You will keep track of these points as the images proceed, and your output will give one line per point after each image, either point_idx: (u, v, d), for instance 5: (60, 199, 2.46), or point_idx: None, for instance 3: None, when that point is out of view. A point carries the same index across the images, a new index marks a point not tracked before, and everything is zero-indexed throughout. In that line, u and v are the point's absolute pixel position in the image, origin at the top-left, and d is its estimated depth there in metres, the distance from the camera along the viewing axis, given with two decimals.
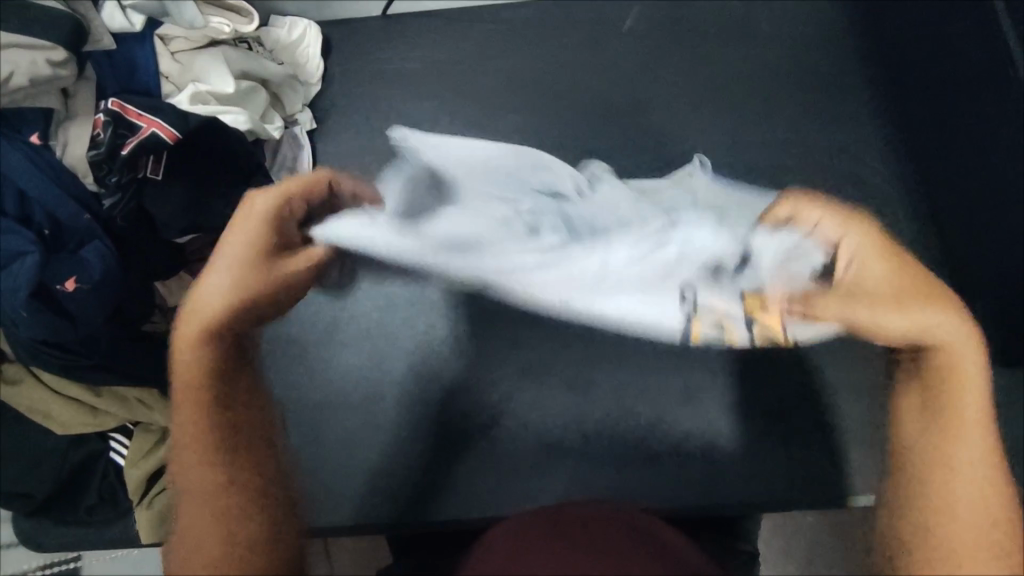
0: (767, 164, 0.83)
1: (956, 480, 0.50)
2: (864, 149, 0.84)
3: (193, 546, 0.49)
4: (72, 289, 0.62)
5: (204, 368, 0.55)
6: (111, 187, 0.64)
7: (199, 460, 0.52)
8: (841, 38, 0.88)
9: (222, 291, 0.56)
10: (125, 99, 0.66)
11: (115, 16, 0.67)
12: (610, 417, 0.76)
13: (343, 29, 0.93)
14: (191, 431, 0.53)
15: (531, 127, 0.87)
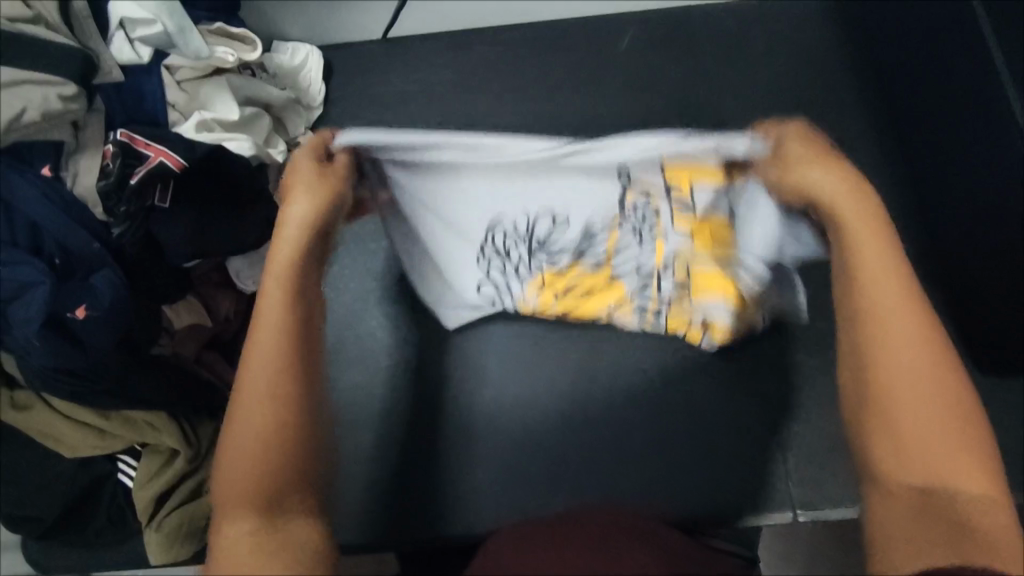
0: None
1: (907, 377, 0.48)
2: None
3: (244, 437, 0.47)
4: (83, 317, 0.63)
5: (293, 258, 0.54)
6: (120, 217, 0.65)
7: (271, 344, 0.50)
8: None
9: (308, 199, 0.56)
10: (134, 129, 0.67)
11: (123, 49, 0.67)
12: None
13: (345, 54, 0.95)
14: (275, 315, 0.51)
15: None
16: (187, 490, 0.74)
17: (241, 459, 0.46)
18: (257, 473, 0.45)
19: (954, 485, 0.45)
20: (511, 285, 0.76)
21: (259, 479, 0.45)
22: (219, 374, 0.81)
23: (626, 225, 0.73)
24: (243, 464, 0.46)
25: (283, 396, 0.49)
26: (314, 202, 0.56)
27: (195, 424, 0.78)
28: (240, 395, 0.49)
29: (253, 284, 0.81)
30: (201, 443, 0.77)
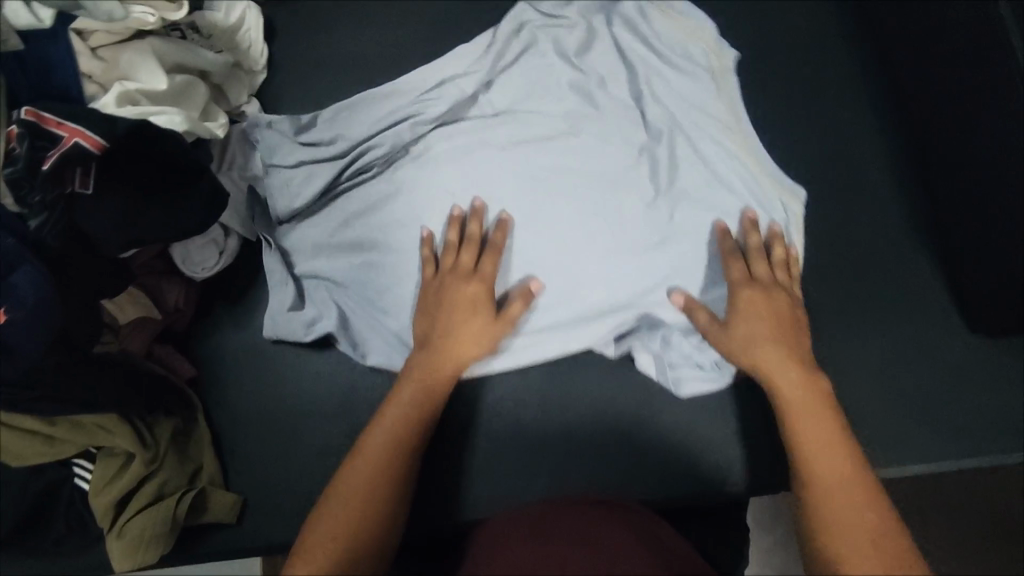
0: (746, 134, 0.81)
1: (834, 505, 0.56)
2: (828, 116, 0.86)
3: (344, 510, 0.58)
4: (4, 321, 0.57)
5: (429, 392, 0.68)
6: (35, 207, 0.58)
7: (387, 446, 0.63)
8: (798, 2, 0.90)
9: (455, 336, 0.70)
10: (41, 106, 0.59)
11: (18, 12, 0.58)
12: (586, 420, 0.78)
13: (289, 12, 0.91)
14: (396, 428, 0.65)
15: (514, 94, 0.81)
16: (148, 493, 0.70)
17: (333, 527, 0.57)
18: (338, 547, 0.56)
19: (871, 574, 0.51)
20: (345, 141, 0.82)
21: (334, 555, 0.55)
22: (173, 366, 0.77)
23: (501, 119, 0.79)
24: (331, 529, 0.57)
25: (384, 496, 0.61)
26: (457, 335, 0.70)
27: (151, 422, 0.73)
28: (348, 479, 0.61)
29: (202, 269, 0.76)
30: (159, 445, 0.72)
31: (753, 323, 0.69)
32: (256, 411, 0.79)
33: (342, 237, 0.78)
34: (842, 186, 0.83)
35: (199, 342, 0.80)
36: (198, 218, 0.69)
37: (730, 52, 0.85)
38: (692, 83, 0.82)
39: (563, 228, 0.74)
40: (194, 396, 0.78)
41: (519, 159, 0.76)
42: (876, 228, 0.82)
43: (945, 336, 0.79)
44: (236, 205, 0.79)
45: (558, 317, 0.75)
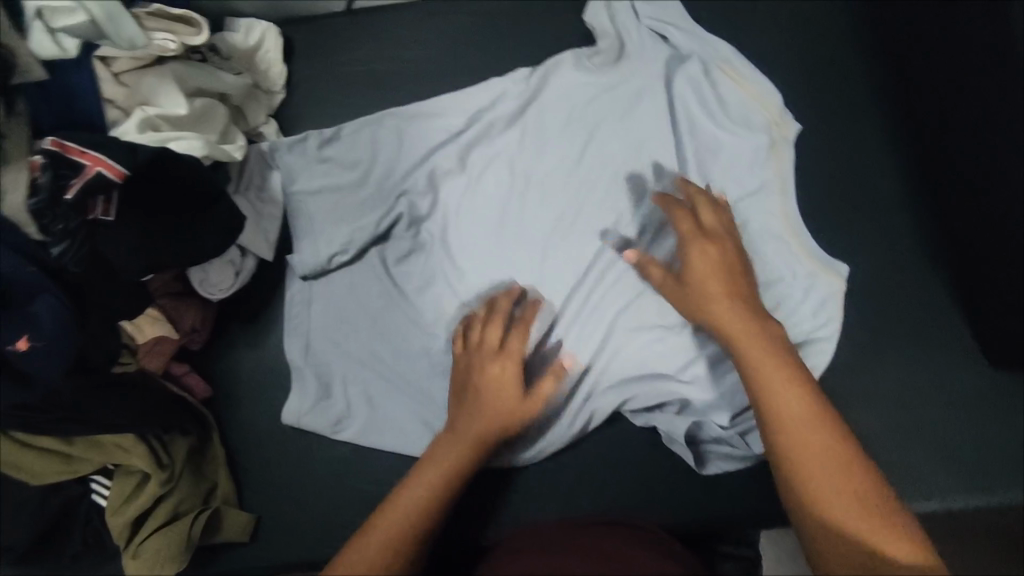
0: (765, 171, 0.82)
1: (817, 481, 0.56)
2: (845, 142, 0.85)
3: (398, 522, 0.61)
4: (24, 349, 0.58)
5: (474, 444, 0.69)
6: (57, 235, 0.59)
7: (427, 489, 0.65)
8: (818, 24, 0.89)
9: (498, 400, 0.71)
10: (64, 135, 0.60)
11: (43, 42, 0.59)
12: (597, 449, 0.78)
13: (308, 33, 0.91)
14: (441, 474, 0.66)
15: (537, 136, 0.84)
16: (164, 512, 0.71)
17: (383, 537, 0.60)
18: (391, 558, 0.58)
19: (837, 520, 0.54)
20: (370, 180, 0.83)
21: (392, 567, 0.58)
22: (189, 386, 0.78)
23: (526, 166, 0.83)
24: (381, 537, 0.60)
25: (427, 529, 0.62)
26: (496, 403, 0.70)
27: (167, 441, 0.74)
28: (400, 506, 0.62)
29: (217, 290, 0.77)
30: (175, 464, 0.73)
31: (705, 285, 0.72)
32: (268, 432, 0.80)
33: (375, 311, 0.80)
34: (859, 214, 0.83)
35: (214, 360, 0.81)
36: (215, 242, 0.70)
37: (793, 123, 0.84)
38: (746, 152, 0.82)
39: (598, 304, 0.79)
40: (208, 415, 0.78)
41: (554, 215, 0.81)
42: (893, 258, 0.81)
43: (961, 369, 0.77)
44: (254, 226, 0.80)
45: (591, 404, 0.77)
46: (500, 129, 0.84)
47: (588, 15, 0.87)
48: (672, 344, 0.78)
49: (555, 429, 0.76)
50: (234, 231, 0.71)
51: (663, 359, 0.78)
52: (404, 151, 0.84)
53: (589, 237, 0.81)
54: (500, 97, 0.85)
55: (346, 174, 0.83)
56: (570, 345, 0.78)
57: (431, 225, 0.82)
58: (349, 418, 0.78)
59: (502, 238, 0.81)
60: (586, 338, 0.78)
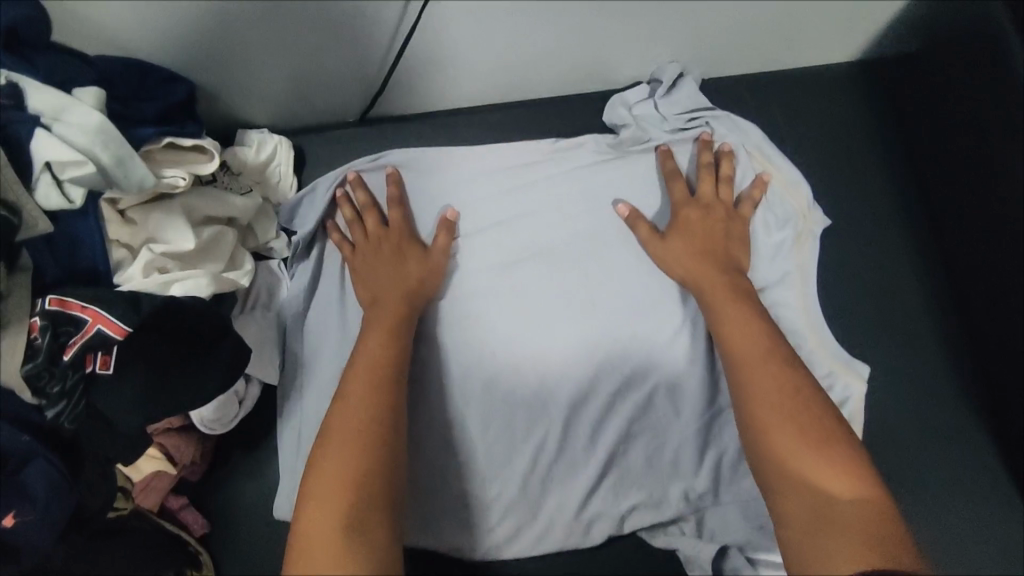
0: (787, 261, 0.79)
1: (771, 425, 0.61)
2: (866, 248, 0.84)
3: (354, 406, 0.63)
4: (11, 524, 0.55)
5: (397, 322, 0.71)
6: (52, 397, 0.56)
7: (372, 360, 0.67)
8: (836, 137, 0.88)
9: (418, 272, 0.75)
10: (66, 290, 0.58)
11: (49, 193, 0.58)
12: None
13: (321, 143, 0.90)
14: (377, 345, 0.69)
15: (555, 222, 0.80)
16: None
17: (348, 424, 0.62)
18: (359, 436, 0.61)
19: (788, 460, 0.59)
20: None
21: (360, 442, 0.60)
22: (186, 523, 0.75)
23: (539, 250, 0.80)
24: (348, 424, 0.62)
25: (383, 398, 0.64)
26: (400, 262, 0.75)
27: None
28: (350, 387, 0.65)
29: (222, 424, 0.73)
30: None
31: (670, 241, 0.75)
32: (268, 570, 0.75)
33: None
34: (878, 320, 0.82)
35: (213, 491, 0.77)
36: (218, 377, 0.66)
37: (819, 217, 0.81)
38: (769, 243, 0.79)
39: (604, 393, 0.75)
40: (205, 556, 0.74)
41: (565, 290, 0.78)
42: (910, 360, 0.81)
43: (989, 507, 0.75)
44: (260, 352, 0.77)
45: (596, 506, 0.75)
46: (510, 209, 0.82)
47: (608, 114, 0.86)
48: (677, 443, 0.75)
49: (567, 523, 0.75)
50: (239, 361, 0.68)
51: (676, 461, 0.75)
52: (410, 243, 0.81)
53: (598, 326, 0.76)
54: (517, 168, 0.83)
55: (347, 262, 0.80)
56: (578, 435, 0.76)
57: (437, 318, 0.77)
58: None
59: (512, 320, 0.77)
60: (601, 442, 0.75)
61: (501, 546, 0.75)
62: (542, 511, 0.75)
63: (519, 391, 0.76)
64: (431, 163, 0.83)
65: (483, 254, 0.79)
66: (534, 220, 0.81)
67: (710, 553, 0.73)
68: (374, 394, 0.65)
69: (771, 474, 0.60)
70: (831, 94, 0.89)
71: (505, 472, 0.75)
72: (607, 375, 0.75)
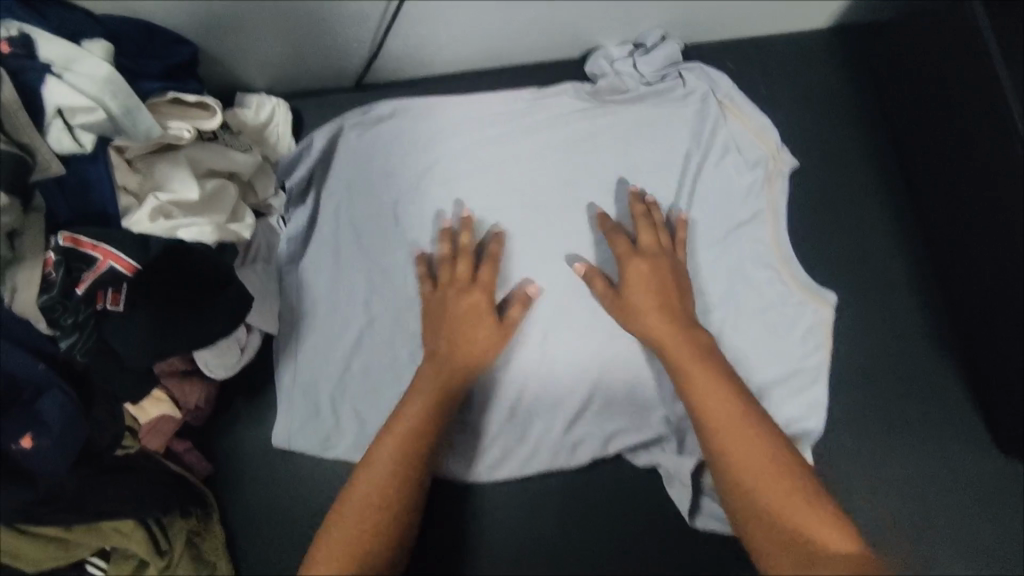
0: (757, 198, 0.84)
1: (755, 482, 0.60)
2: (855, 196, 0.85)
3: (391, 445, 0.69)
4: (29, 447, 0.57)
5: (444, 374, 0.73)
6: (66, 328, 0.59)
7: (421, 408, 0.71)
8: (821, 93, 0.90)
9: (476, 322, 0.75)
10: (77, 229, 0.61)
11: (63, 139, 0.61)
12: (601, 513, 0.77)
13: (318, 109, 0.94)
14: (428, 398, 0.72)
15: (537, 168, 0.87)
16: None
17: (384, 463, 0.68)
18: (394, 475, 0.67)
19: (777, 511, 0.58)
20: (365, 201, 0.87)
21: (394, 481, 0.67)
22: (190, 464, 0.78)
23: (519, 188, 0.87)
24: (385, 462, 0.68)
25: (425, 440, 0.70)
26: (451, 321, 0.76)
27: (165, 522, 0.73)
28: (400, 421, 0.70)
29: (223, 370, 0.76)
30: (173, 549, 0.72)
31: (629, 292, 0.74)
32: (267, 509, 0.79)
33: (358, 335, 0.81)
34: (856, 255, 0.82)
35: (216, 435, 0.81)
36: (222, 324, 0.69)
37: (788, 158, 0.85)
38: (739, 186, 0.84)
39: (583, 318, 0.80)
40: (209, 493, 0.78)
41: (546, 224, 0.85)
42: (880, 292, 0.81)
43: (968, 457, 0.75)
44: (261, 303, 0.79)
45: (575, 431, 0.78)
46: (493, 150, 0.88)
47: (589, 65, 0.90)
48: (650, 373, 0.78)
49: (546, 445, 0.78)
50: (241, 308, 0.71)
51: (653, 386, 0.78)
52: (402, 179, 0.88)
53: (580, 261, 0.82)
54: (500, 120, 0.89)
55: (341, 202, 0.87)
56: (556, 366, 0.79)
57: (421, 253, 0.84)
58: (338, 436, 0.78)
59: (494, 252, 0.83)
60: (583, 373, 0.79)
61: (484, 465, 0.78)
62: (522, 434, 0.78)
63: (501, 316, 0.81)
64: (422, 111, 0.90)
65: (466, 193, 0.86)
66: (514, 162, 0.88)
67: (690, 468, 0.74)
68: (413, 442, 0.69)
69: (752, 523, 0.59)
70: (812, 55, 0.92)
71: (483, 394, 0.79)
72: (585, 302, 0.81)
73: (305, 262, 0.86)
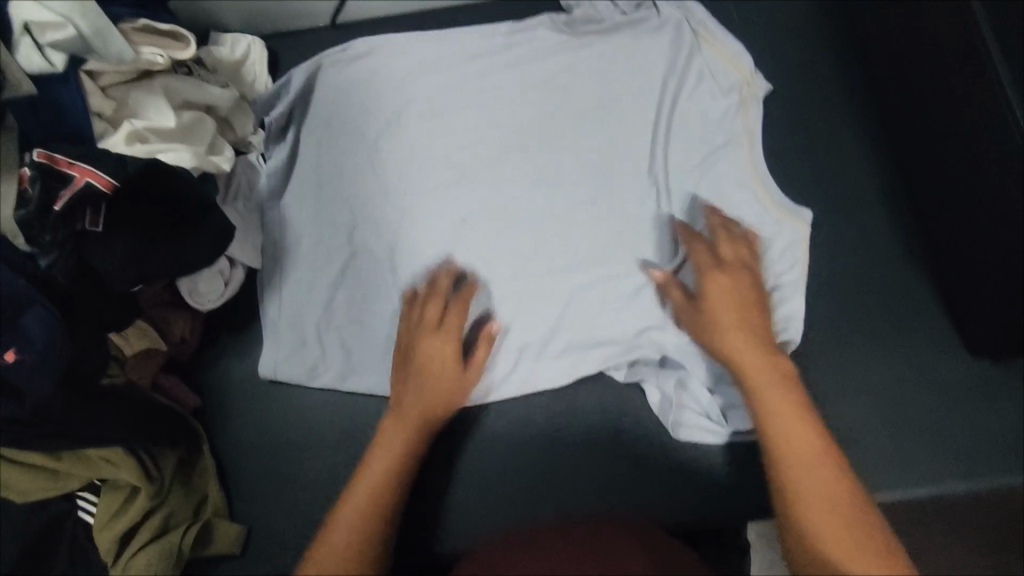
0: (735, 121, 0.84)
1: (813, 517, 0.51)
2: (822, 119, 0.86)
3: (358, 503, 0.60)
4: (12, 360, 0.58)
5: (419, 423, 0.70)
6: (45, 246, 0.59)
7: (382, 468, 0.64)
8: (794, 19, 0.90)
9: (439, 372, 0.73)
10: (51, 147, 0.61)
11: (32, 57, 0.60)
12: (588, 431, 0.79)
13: (294, 48, 0.93)
14: (399, 454, 0.66)
15: (516, 99, 0.87)
16: (153, 526, 0.70)
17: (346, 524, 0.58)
18: (352, 543, 0.57)
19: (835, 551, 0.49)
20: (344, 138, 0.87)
21: (351, 548, 0.56)
22: (178, 398, 0.78)
23: (496, 118, 0.86)
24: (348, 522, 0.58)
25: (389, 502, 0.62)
26: (429, 361, 0.73)
27: (156, 453, 0.73)
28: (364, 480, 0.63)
29: (208, 301, 0.77)
30: (163, 476, 0.73)
31: (714, 306, 0.69)
32: (257, 439, 0.80)
33: (340, 270, 0.83)
34: (828, 177, 0.84)
35: (204, 370, 0.82)
36: (204, 253, 0.70)
37: (762, 82, 0.86)
38: (714, 112, 0.85)
39: (557, 247, 0.82)
40: (198, 425, 0.78)
41: (524, 155, 0.85)
42: (853, 208, 0.83)
43: (941, 361, 0.77)
44: (242, 237, 0.80)
45: (557, 353, 0.79)
46: (470, 81, 0.88)
47: None
48: (630, 294, 0.80)
49: (529, 367, 0.79)
50: (224, 238, 0.71)
51: (633, 306, 0.79)
52: (377, 114, 0.87)
53: (559, 190, 0.83)
54: (474, 56, 0.89)
55: (320, 139, 0.87)
56: (540, 290, 0.81)
57: (398, 187, 0.85)
58: (325, 364, 0.81)
59: (473, 185, 0.84)
60: (565, 296, 0.80)
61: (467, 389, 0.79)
62: (506, 357, 0.79)
63: (480, 247, 0.82)
64: (397, 45, 0.89)
65: (443, 125, 0.86)
66: (490, 93, 0.87)
67: (670, 386, 0.78)
68: (392, 478, 0.64)
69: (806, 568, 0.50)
70: None
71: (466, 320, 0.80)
72: (562, 228, 0.82)
73: (287, 198, 0.86)
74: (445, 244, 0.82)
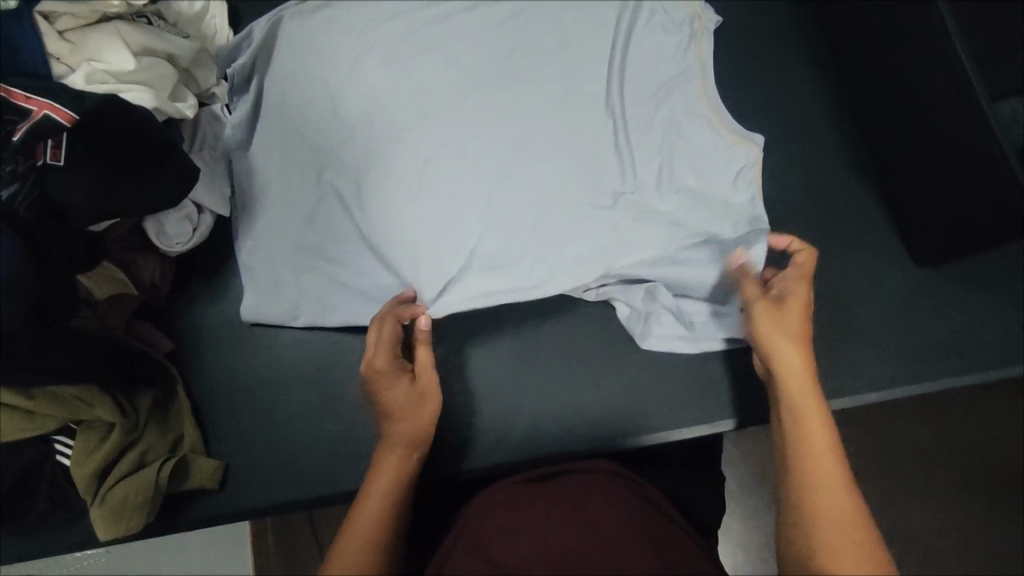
0: (688, 54, 0.87)
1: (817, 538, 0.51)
2: (769, 51, 0.89)
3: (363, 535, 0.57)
4: None
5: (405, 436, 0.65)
6: (5, 177, 0.59)
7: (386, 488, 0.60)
8: None
9: (405, 381, 0.69)
10: (10, 82, 0.62)
11: None
12: (557, 354, 0.83)
13: (252, 4, 0.95)
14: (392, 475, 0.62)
15: (476, 43, 0.88)
16: (130, 461, 0.72)
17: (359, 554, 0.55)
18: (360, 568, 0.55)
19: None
20: (305, 84, 0.87)
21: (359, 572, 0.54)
22: (152, 342, 0.80)
23: (455, 59, 0.88)
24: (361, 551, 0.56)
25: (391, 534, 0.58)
26: (387, 378, 0.69)
27: (131, 394, 0.75)
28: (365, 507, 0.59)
29: (175, 244, 0.78)
30: (139, 415, 0.75)
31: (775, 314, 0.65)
32: (231, 378, 0.82)
33: (309, 213, 0.84)
34: (777, 106, 0.87)
35: (177, 315, 0.84)
36: (169, 193, 0.71)
37: (713, 15, 0.89)
38: (667, 47, 0.87)
39: (519, 182, 0.83)
40: (173, 369, 0.79)
41: (484, 95, 0.86)
42: (804, 135, 0.86)
43: (891, 272, 0.80)
44: (209, 183, 0.82)
45: (523, 282, 0.81)
46: (429, 27, 0.89)
47: None
48: (593, 223, 0.82)
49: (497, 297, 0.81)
50: (189, 177, 0.73)
51: (596, 234, 0.81)
52: (336, 58, 0.88)
53: (519, 126, 0.85)
54: (430, 5, 0.90)
55: (282, 86, 0.88)
56: (503, 224, 0.82)
57: (359, 129, 0.85)
58: (298, 304, 0.83)
59: (434, 125, 0.84)
60: (530, 227, 0.82)
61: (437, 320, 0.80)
62: (475, 289, 0.81)
63: (444, 184, 0.83)
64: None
65: (400, 68, 0.87)
66: (448, 36, 0.89)
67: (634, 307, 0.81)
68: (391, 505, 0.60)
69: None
70: None
71: (433, 254, 0.81)
72: (524, 163, 0.83)
73: (254, 144, 0.87)
74: (410, 183, 0.82)
